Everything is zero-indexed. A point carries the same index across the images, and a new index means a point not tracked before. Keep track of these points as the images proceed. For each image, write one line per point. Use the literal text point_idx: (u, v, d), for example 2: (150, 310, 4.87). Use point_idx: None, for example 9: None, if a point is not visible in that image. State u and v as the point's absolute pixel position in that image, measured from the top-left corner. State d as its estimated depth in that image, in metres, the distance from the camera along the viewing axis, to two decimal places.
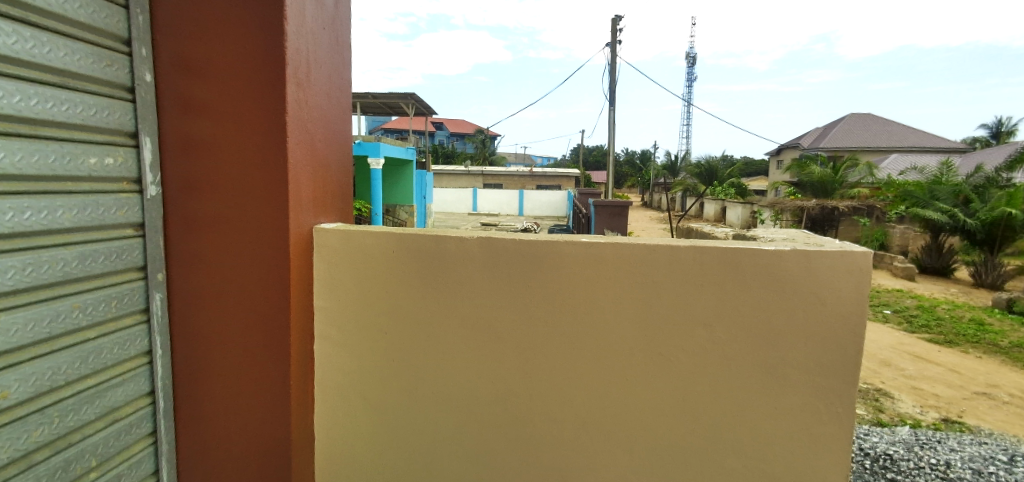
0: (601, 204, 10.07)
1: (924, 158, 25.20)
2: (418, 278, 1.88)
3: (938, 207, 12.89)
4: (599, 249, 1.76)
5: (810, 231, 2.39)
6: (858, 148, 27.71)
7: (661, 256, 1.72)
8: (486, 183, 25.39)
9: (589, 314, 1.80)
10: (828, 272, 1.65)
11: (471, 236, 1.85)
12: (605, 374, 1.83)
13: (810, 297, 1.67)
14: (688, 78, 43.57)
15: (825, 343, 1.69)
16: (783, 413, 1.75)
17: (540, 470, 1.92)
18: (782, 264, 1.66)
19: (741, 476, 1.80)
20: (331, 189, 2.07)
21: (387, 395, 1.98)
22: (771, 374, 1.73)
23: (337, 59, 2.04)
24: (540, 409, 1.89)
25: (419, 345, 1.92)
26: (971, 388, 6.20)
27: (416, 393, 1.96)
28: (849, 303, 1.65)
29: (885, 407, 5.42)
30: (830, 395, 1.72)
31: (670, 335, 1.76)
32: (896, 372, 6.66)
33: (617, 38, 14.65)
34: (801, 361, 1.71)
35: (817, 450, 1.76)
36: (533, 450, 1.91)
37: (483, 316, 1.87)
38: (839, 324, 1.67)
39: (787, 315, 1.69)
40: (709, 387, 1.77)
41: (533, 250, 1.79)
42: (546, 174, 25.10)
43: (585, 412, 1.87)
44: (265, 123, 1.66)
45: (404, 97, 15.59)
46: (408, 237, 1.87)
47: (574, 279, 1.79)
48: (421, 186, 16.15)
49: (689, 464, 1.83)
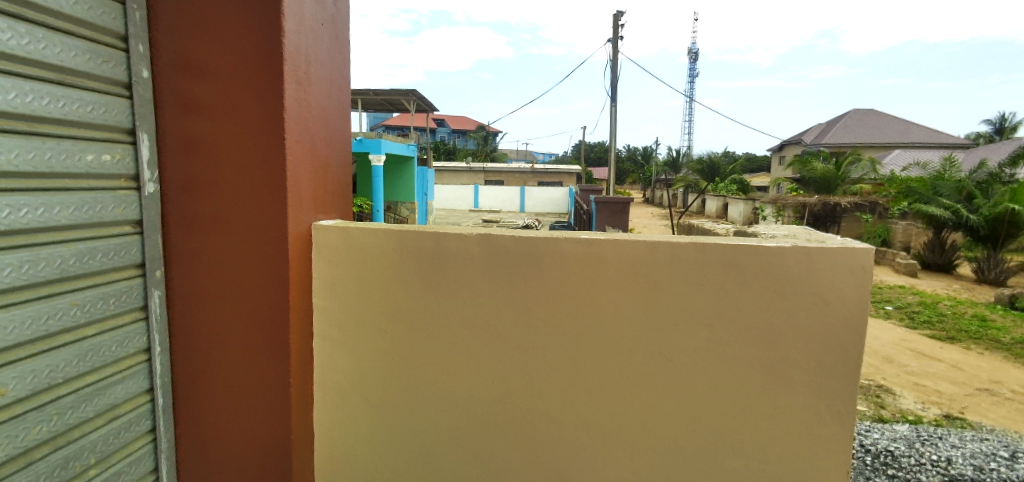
0: (602, 201, 10.05)
1: (927, 154, 25.10)
2: (417, 276, 1.88)
3: (941, 203, 12.83)
4: (598, 247, 1.75)
5: (811, 228, 2.37)
6: (860, 144, 27.61)
7: (662, 254, 1.72)
8: (488, 180, 25.38)
9: (589, 312, 1.80)
10: (829, 270, 1.64)
11: (470, 234, 1.85)
12: (604, 372, 1.83)
13: (810, 296, 1.66)
14: (691, 74, 43.40)
15: (826, 341, 1.68)
16: (783, 411, 1.74)
17: (540, 466, 1.91)
18: (783, 262, 1.65)
19: (739, 474, 1.80)
20: (331, 188, 2.07)
21: (387, 395, 1.98)
22: (771, 371, 1.73)
23: (336, 57, 2.03)
24: (539, 407, 1.89)
25: (417, 343, 1.92)
26: (973, 384, 6.19)
27: (415, 391, 1.96)
28: (850, 301, 1.64)
29: (887, 404, 5.41)
30: (830, 394, 1.71)
31: (670, 333, 1.76)
32: (898, 368, 6.65)
33: (619, 34, 14.58)
34: (802, 359, 1.71)
35: (817, 447, 1.75)
36: (532, 447, 1.91)
37: (481, 314, 1.86)
38: (840, 322, 1.66)
39: (788, 313, 1.68)
40: (709, 385, 1.77)
41: (532, 249, 1.79)
42: (548, 170, 25.06)
43: (585, 410, 1.86)
44: (265, 123, 1.66)
45: (406, 94, 15.55)
46: (408, 236, 1.87)
47: (573, 277, 1.79)
48: (423, 183, 16.15)
49: (688, 462, 1.83)
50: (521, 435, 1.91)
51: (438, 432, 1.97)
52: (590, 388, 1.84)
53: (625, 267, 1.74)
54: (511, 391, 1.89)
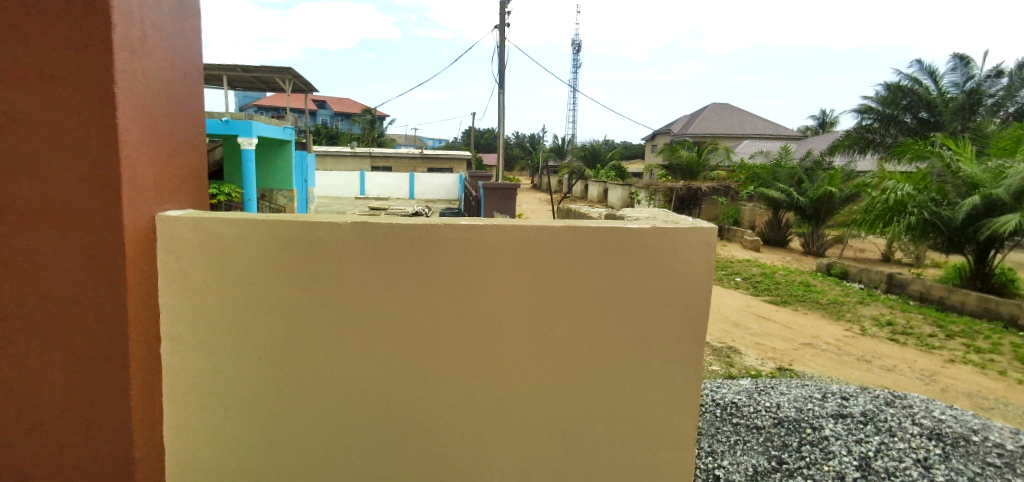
0: (490, 187, 10.17)
1: (768, 144, 29.00)
2: (290, 268, 1.80)
3: (778, 188, 14.87)
4: (478, 231, 1.80)
5: (669, 210, 2.62)
6: (717, 134, 31.08)
7: (539, 237, 1.81)
8: (375, 166, 24.43)
9: (469, 297, 1.84)
10: (683, 249, 1.84)
11: (346, 222, 1.79)
12: (487, 354, 1.89)
13: (665, 271, 1.85)
14: (573, 65, 45.36)
15: (680, 312, 1.89)
16: (645, 377, 1.93)
17: (423, 450, 1.95)
18: (645, 242, 1.82)
19: (606, 436, 1.97)
20: (183, 174, 1.95)
21: (260, 392, 1.90)
22: (636, 343, 1.90)
23: (183, 33, 1.93)
24: (420, 393, 1.91)
25: (292, 336, 1.86)
26: (799, 339, 7.35)
27: (290, 386, 1.90)
28: (701, 275, 1.86)
29: (734, 362, 6.24)
30: (682, 359, 1.92)
31: (549, 312, 1.86)
32: (744, 331, 7.67)
33: (506, 22, 14.70)
34: (661, 329, 1.90)
35: (675, 406, 1.96)
36: (415, 432, 1.94)
37: (360, 302, 1.83)
38: (693, 294, 1.87)
39: (650, 289, 1.86)
40: (584, 358, 1.91)
41: (412, 235, 1.79)
42: (438, 156, 24.73)
43: (468, 392, 1.91)
44: (91, 104, 1.57)
45: (280, 72, 14.32)
46: (276, 225, 1.77)
47: (453, 264, 1.81)
48: (302, 169, 15.09)
49: (564, 431, 1.96)
50: (403, 422, 1.93)
51: (316, 425, 1.93)
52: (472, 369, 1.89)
53: (503, 249, 1.81)
54: (394, 379, 1.90)
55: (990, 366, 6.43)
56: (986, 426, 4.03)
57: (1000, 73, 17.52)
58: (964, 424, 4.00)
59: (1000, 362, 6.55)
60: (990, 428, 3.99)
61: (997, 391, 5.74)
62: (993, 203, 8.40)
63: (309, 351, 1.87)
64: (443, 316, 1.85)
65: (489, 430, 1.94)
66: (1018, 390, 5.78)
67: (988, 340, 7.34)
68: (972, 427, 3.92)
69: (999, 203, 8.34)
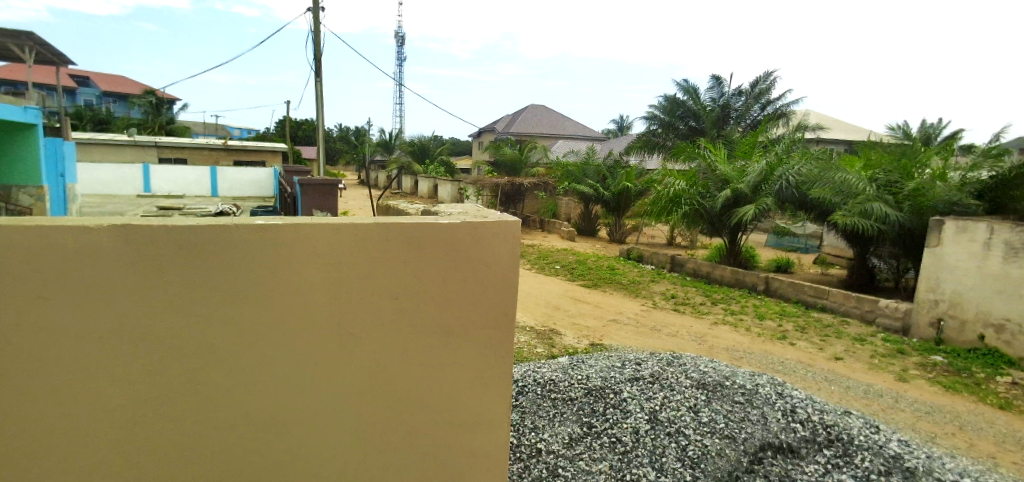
0: (309, 182, 9.40)
1: (579, 144, 32.25)
2: (57, 278, 1.67)
3: (587, 183, 16.67)
4: (275, 229, 1.90)
5: (475, 206, 2.73)
6: (536, 134, 33.46)
7: (343, 234, 2.00)
8: (164, 157, 20.72)
9: (278, 293, 1.96)
10: (477, 240, 2.22)
11: (128, 228, 1.72)
12: (302, 344, 2.04)
13: (461, 259, 2.22)
14: (398, 58, 44.40)
15: (477, 294, 2.28)
16: (452, 352, 2.30)
17: (240, 442, 2.02)
18: (439, 235, 2.17)
19: (421, 404, 2.29)
20: None
21: (25, 418, 1.71)
22: (441, 322, 2.25)
23: None
24: (233, 390, 1.97)
25: (71, 350, 1.73)
26: (607, 316, 8.40)
27: (71, 406, 1.77)
28: (493, 263, 2.27)
29: (555, 342, 6.87)
30: (482, 333, 2.33)
31: (357, 301, 2.08)
32: (562, 313, 8.47)
33: (320, 5, 13.65)
34: (461, 310, 2.27)
35: (478, 374, 2.37)
36: (229, 427, 1.99)
37: (154, 308, 1.80)
38: (488, 278, 2.28)
39: (449, 275, 2.22)
40: (395, 339, 2.18)
41: (211, 238, 1.81)
42: (247, 148, 21.98)
43: (284, 382, 2.04)
44: None
45: (14, 35, 11.17)
46: (34, 232, 1.61)
47: (259, 263, 1.90)
48: (55, 159, 12.04)
49: (382, 404, 2.23)
50: (214, 420, 1.97)
51: (109, 439, 1.84)
52: (282, 362, 2.03)
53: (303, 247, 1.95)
54: (198, 384, 1.91)
55: (740, 324, 8.17)
56: (735, 371, 5.12)
57: (740, 93, 22.19)
58: (721, 371, 5.01)
59: (746, 320, 8.36)
60: (737, 373, 5.07)
61: (744, 343, 7.31)
62: (739, 195, 10.57)
63: (95, 369, 1.77)
64: (248, 317, 1.93)
65: (301, 415, 2.10)
66: (757, 340, 7.45)
67: (739, 304, 9.30)
68: (726, 373, 4.93)
69: (742, 195, 10.53)
